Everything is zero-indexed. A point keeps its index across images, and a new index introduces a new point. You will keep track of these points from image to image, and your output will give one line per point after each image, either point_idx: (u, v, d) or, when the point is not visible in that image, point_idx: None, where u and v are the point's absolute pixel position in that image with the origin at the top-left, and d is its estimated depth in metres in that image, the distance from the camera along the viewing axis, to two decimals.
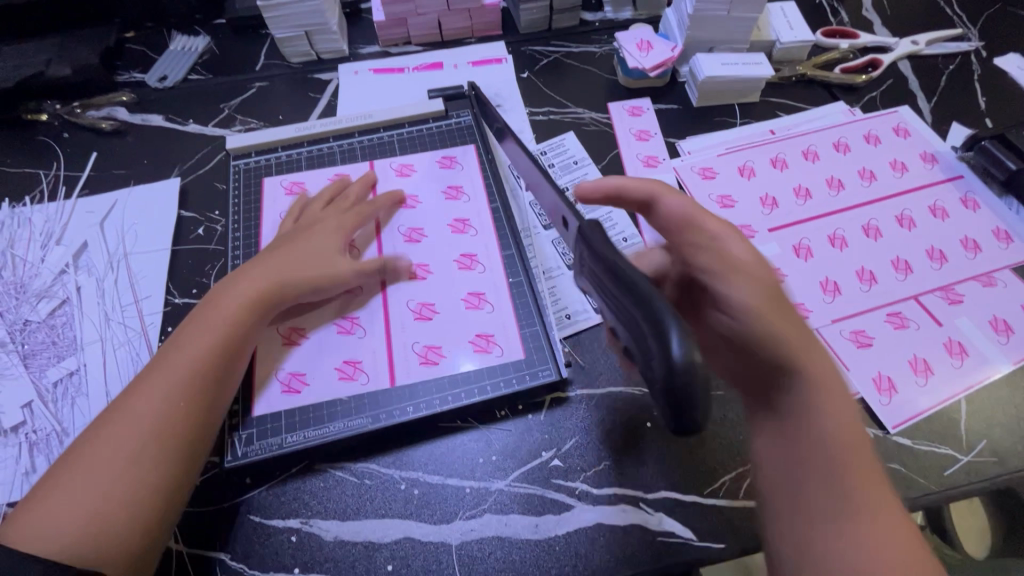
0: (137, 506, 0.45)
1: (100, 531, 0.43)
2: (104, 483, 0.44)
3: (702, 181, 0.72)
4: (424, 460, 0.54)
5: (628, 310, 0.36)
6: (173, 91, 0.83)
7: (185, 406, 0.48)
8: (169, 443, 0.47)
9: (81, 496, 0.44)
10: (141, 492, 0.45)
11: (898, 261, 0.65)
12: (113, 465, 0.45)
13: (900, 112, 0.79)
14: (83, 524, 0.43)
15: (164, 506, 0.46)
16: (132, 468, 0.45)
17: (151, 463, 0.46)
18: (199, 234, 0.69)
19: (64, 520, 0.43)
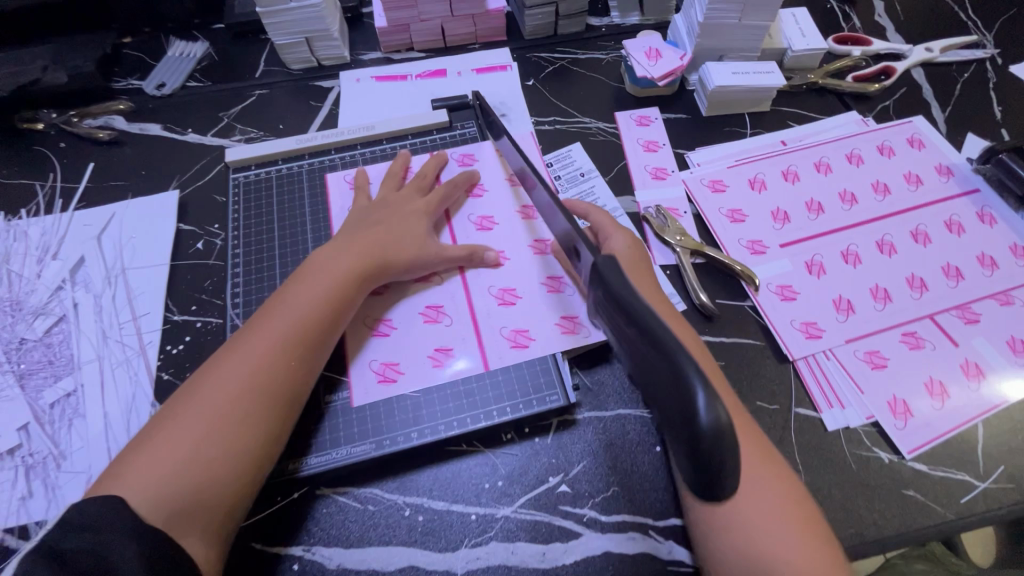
0: (234, 465, 0.46)
1: (200, 486, 0.45)
2: (205, 438, 0.46)
3: (712, 194, 0.71)
4: (429, 485, 0.53)
5: (644, 364, 0.34)
6: (170, 99, 0.82)
7: (283, 371, 0.51)
8: (266, 408, 0.49)
9: (183, 450, 0.46)
10: (240, 450, 0.47)
11: (913, 278, 0.64)
12: (213, 422, 0.47)
13: (915, 122, 0.78)
14: (185, 476, 0.45)
15: (260, 466, 0.48)
16: (232, 428, 0.47)
17: (252, 422, 0.48)
18: (198, 249, 0.68)
19: (167, 472, 0.44)
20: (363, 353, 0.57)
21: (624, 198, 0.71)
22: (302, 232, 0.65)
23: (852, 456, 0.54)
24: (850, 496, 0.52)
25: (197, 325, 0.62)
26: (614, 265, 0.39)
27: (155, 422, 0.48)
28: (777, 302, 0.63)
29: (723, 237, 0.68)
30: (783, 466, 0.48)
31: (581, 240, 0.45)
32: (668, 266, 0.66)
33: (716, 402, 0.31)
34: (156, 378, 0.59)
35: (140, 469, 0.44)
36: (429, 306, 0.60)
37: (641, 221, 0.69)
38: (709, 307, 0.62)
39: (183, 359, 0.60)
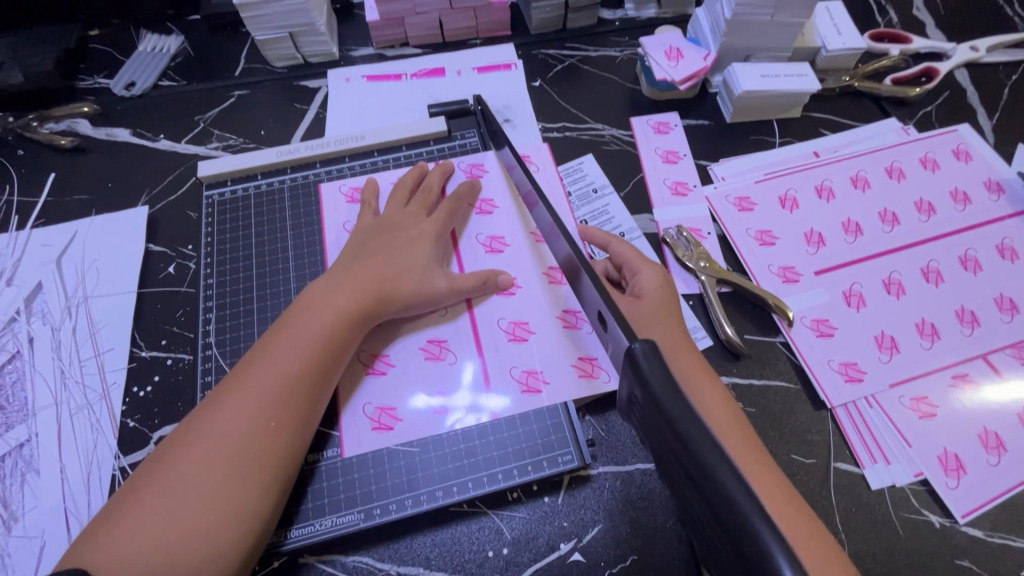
0: (217, 544, 0.40)
1: (177, 571, 0.38)
2: (183, 512, 0.40)
3: (739, 213, 0.64)
4: (426, 553, 0.47)
5: (704, 497, 0.27)
6: (141, 100, 0.74)
7: (278, 428, 0.44)
8: (250, 471, 0.42)
9: (158, 526, 0.39)
10: (224, 526, 0.40)
11: (963, 311, 0.58)
12: (193, 493, 0.40)
13: (960, 130, 0.71)
14: (160, 558, 0.38)
15: (248, 543, 0.41)
16: (214, 499, 0.41)
17: (233, 486, 0.41)
18: (170, 273, 0.61)
19: (139, 552, 0.38)
20: (357, 395, 0.50)
21: (641, 216, 0.65)
22: (284, 260, 0.57)
23: (898, 519, 0.49)
24: (898, 567, 0.47)
25: (167, 362, 0.56)
26: (659, 357, 0.32)
27: (131, 487, 0.42)
28: (813, 339, 0.57)
29: (751, 263, 0.61)
30: (830, 542, 0.42)
31: (608, 314, 0.37)
32: (691, 296, 0.60)
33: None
34: (120, 426, 0.53)
35: (111, 546, 0.38)
36: (432, 340, 0.53)
37: (661, 244, 0.63)
38: (738, 344, 0.55)
39: (150, 403, 0.54)
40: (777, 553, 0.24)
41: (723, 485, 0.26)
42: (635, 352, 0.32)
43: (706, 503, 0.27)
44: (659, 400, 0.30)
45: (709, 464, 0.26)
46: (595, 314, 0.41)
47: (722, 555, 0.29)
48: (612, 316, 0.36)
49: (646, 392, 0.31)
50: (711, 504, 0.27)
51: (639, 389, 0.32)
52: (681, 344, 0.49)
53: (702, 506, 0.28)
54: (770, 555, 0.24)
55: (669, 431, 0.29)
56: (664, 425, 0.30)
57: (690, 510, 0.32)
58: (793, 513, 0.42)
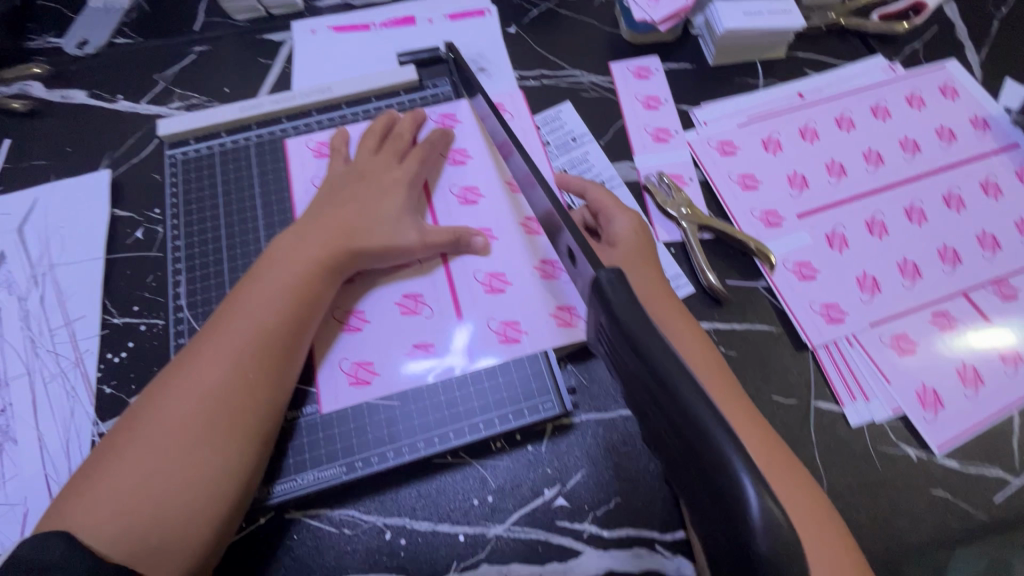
0: (202, 499, 0.40)
1: (165, 524, 0.39)
2: (165, 469, 0.40)
3: (721, 158, 0.62)
4: (412, 503, 0.47)
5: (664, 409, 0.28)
6: (95, 59, 0.70)
7: (258, 382, 0.43)
8: (232, 425, 0.42)
9: (140, 483, 0.39)
10: (208, 481, 0.40)
11: (945, 249, 0.58)
12: (174, 450, 0.40)
13: (947, 66, 0.69)
14: (144, 515, 0.38)
15: (232, 497, 0.41)
16: (196, 456, 0.40)
17: (217, 441, 0.41)
18: (138, 238, 0.59)
19: (121, 510, 0.38)
20: (334, 352, 0.50)
21: (622, 164, 0.63)
22: (254, 219, 0.55)
23: (876, 454, 0.50)
24: (876, 499, 0.48)
25: (141, 328, 0.54)
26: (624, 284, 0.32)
27: (107, 448, 0.41)
28: (794, 282, 0.56)
29: (734, 208, 0.60)
30: (806, 475, 0.43)
31: (579, 250, 0.37)
32: (672, 244, 0.59)
33: (772, 503, 0.24)
34: (96, 393, 0.52)
35: (93, 506, 0.38)
36: (408, 295, 0.52)
37: (642, 191, 0.61)
38: (719, 290, 0.55)
39: (125, 369, 0.53)
40: (737, 465, 0.24)
41: (681, 396, 0.26)
42: (603, 283, 0.32)
43: (669, 420, 0.28)
44: (628, 329, 0.30)
45: (669, 377, 0.27)
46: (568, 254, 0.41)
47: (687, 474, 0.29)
48: (581, 253, 0.37)
49: (611, 318, 0.31)
50: (676, 427, 0.27)
51: (606, 317, 0.32)
52: (660, 289, 0.48)
53: (669, 430, 0.28)
54: (733, 471, 0.24)
55: (637, 359, 0.29)
56: (629, 350, 0.30)
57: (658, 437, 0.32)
58: (769, 445, 0.43)
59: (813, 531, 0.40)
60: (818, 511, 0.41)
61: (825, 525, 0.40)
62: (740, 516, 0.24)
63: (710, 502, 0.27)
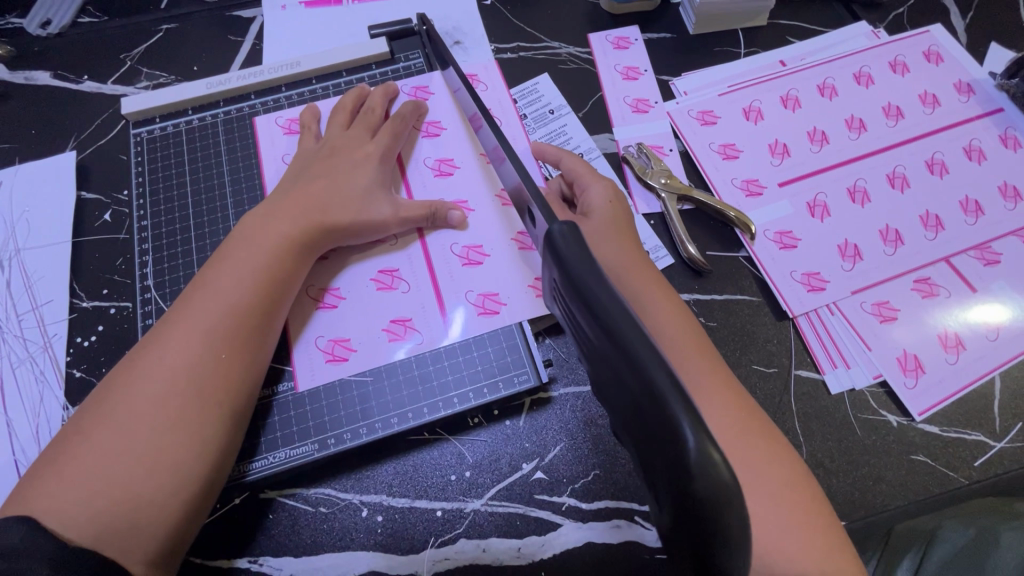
0: (176, 479, 0.39)
1: (135, 505, 0.37)
2: (136, 450, 0.38)
3: (701, 128, 0.61)
4: (388, 480, 0.47)
5: (612, 358, 0.27)
6: (59, 39, 0.68)
7: (230, 360, 0.42)
8: (203, 404, 0.40)
9: (110, 464, 0.38)
10: (182, 461, 0.39)
11: (927, 216, 0.57)
12: (145, 429, 0.39)
13: (932, 31, 0.68)
14: (115, 496, 0.37)
15: (209, 476, 0.40)
16: (168, 436, 0.39)
17: (188, 420, 0.40)
18: (106, 221, 0.58)
19: (91, 492, 0.37)
20: (308, 329, 0.49)
21: (600, 136, 0.62)
22: (222, 197, 0.54)
23: (856, 421, 0.49)
24: (855, 466, 0.48)
25: (110, 311, 0.53)
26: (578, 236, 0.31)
27: (73, 431, 0.39)
28: (775, 251, 0.55)
29: (714, 178, 0.59)
30: (784, 441, 0.42)
31: (539, 212, 0.38)
32: (652, 216, 0.58)
33: (710, 441, 0.23)
34: (66, 377, 0.51)
35: (60, 488, 0.37)
36: (383, 270, 0.51)
37: (621, 163, 0.60)
38: (699, 260, 0.54)
39: (95, 352, 0.52)
40: (674, 403, 0.24)
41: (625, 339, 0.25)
42: (555, 233, 0.31)
43: (616, 367, 0.27)
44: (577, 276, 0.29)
45: (614, 321, 0.26)
46: (530, 218, 0.42)
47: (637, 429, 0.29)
48: (535, 203, 0.38)
49: (563, 270, 0.31)
50: (622, 375, 0.27)
51: (559, 271, 0.31)
52: (635, 258, 0.47)
53: (616, 378, 0.28)
54: (672, 412, 0.23)
55: (586, 311, 0.28)
56: (580, 300, 0.29)
57: (610, 394, 0.32)
58: (742, 413, 0.42)
59: (787, 499, 0.39)
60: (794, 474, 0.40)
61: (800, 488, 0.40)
62: (679, 457, 0.24)
63: (655, 452, 0.27)
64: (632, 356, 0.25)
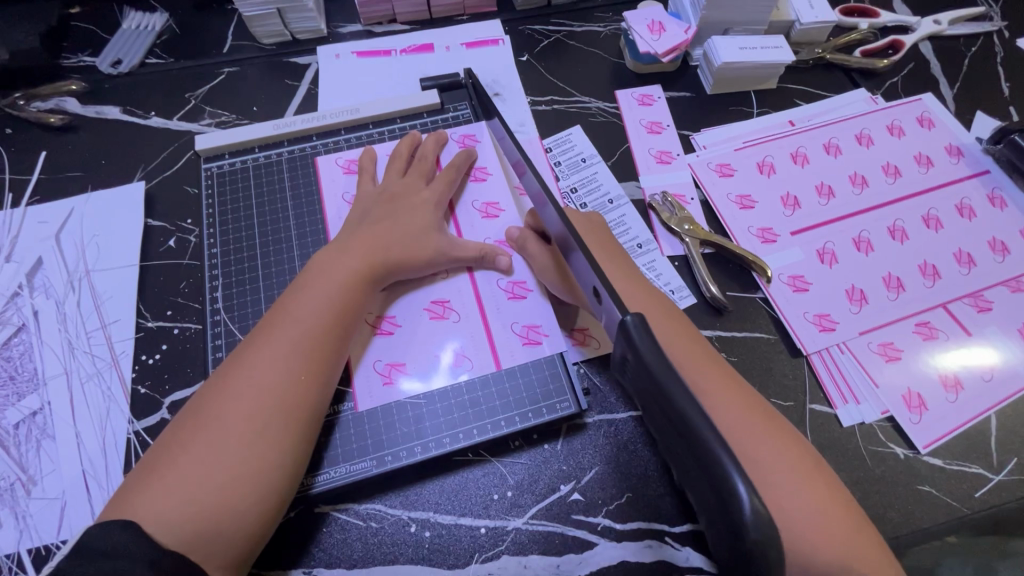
0: (259, 492, 0.42)
1: (224, 515, 0.40)
2: (227, 461, 0.41)
3: (719, 179, 0.67)
4: (435, 498, 0.50)
5: (682, 441, 0.32)
6: (128, 78, 0.74)
7: (309, 382, 0.46)
8: (285, 422, 0.44)
9: (206, 474, 0.41)
10: (266, 474, 0.42)
11: (926, 265, 0.63)
12: (233, 444, 0.42)
13: (924, 99, 0.75)
14: (208, 504, 0.40)
15: (287, 488, 0.44)
16: (256, 451, 0.42)
17: (270, 437, 0.43)
18: (171, 247, 0.62)
19: (185, 501, 0.40)
20: (366, 354, 0.53)
21: (628, 184, 0.68)
22: (286, 230, 0.59)
23: (867, 452, 0.54)
24: (866, 495, 0.52)
25: (174, 331, 0.57)
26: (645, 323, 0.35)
27: (167, 444, 0.43)
28: (789, 294, 0.61)
29: (733, 225, 0.65)
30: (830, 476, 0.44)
31: (603, 290, 0.38)
32: (676, 258, 0.63)
33: (758, 500, 0.28)
34: (131, 392, 0.54)
35: (158, 496, 0.40)
36: (436, 301, 0.55)
37: (647, 209, 0.66)
38: (720, 300, 0.59)
39: (159, 369, 0.55)
40: (736, 479, 0.28)
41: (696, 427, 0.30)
42: (627, 324, 0.34)
43: (685, 443, 0.31)
44: (655, 372, 0.32)
45: (686, 411, 0.30)
46: (590, 288, 0.41)
47: (704, 496, 0.33)
48: (605, 290, 0.37)
49: (639, 361, 0.34)
50: (685, 444, 0.31)
51: (632, 355, 0.34)
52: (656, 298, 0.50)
53: (683, 449, 0.32)
54: (730, 482, 0.28)
55: (658, 393, 0.32)
56: (652, 385, 0.33)
57: (674, 459, 0.36)
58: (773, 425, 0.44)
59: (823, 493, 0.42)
60: (807, 468, 0.42)
61: (815, 480, 0.42)
62: (736, 515, 0.29)
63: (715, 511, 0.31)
64: (700, 439, 0.30)
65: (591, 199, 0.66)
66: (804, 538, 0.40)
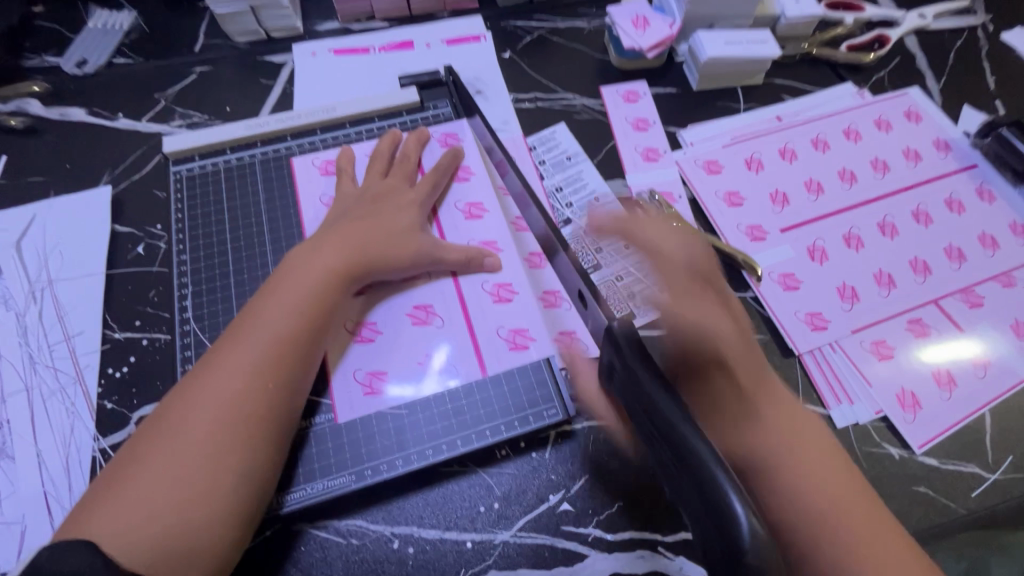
0: (223, 507, 0.40)
1: (186, 532, 0.38)
2: (190, 476, 0.39)
3: (707, 176, 0.66)
4: (419, 512, 0.48)
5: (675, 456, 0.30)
6: (95, 78, 0.71)
7: (277, 390, 0.44)
8: (250, 433, 0.42)
9: (167, 492, 0.39)
10: (231, 489, 0.40)
11: (916, 261, 0.62)
12: (195, 458, 0.40)
13: (910, 93, 0.74)
14: (171, 522, 0.38)
15: (256, 501, 0.42)
16: (220, 464, 0.40)
17: (235, 450, 0.41)
18: (139, 254, 0.59)
19: (145, 518, 0.38)
20: (345, 363, 0.50)
21: (614, 182, 0.66)
22: (259, 236, 0.56)
23: (861, 453, 0.52)
24: None
25: (143, 342, 0.55)
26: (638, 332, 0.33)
27: (127, 457, 0.41)
28: (780, 292, 0.59)
29: (721, 223, 0.63)
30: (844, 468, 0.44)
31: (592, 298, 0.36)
32: None
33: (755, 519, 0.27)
34: (96, 408, 0.52)
35: (115, 514, 0.38)
36: (418, 306, 0.53)
37: None
38: None
39: (127, 383, 0.53)
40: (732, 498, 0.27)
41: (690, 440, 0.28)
42: None
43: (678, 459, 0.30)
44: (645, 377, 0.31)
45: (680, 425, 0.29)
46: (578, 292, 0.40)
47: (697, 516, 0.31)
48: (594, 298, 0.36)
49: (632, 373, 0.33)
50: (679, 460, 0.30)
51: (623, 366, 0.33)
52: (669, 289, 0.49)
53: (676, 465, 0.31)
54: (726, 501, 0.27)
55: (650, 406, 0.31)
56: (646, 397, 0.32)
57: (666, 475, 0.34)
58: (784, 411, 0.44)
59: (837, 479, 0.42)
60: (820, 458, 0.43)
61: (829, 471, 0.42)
62: (731, 539, 0.27)
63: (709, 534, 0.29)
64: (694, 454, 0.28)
65: (577, 197, 0.64)
66: (819, 524, 0.40)
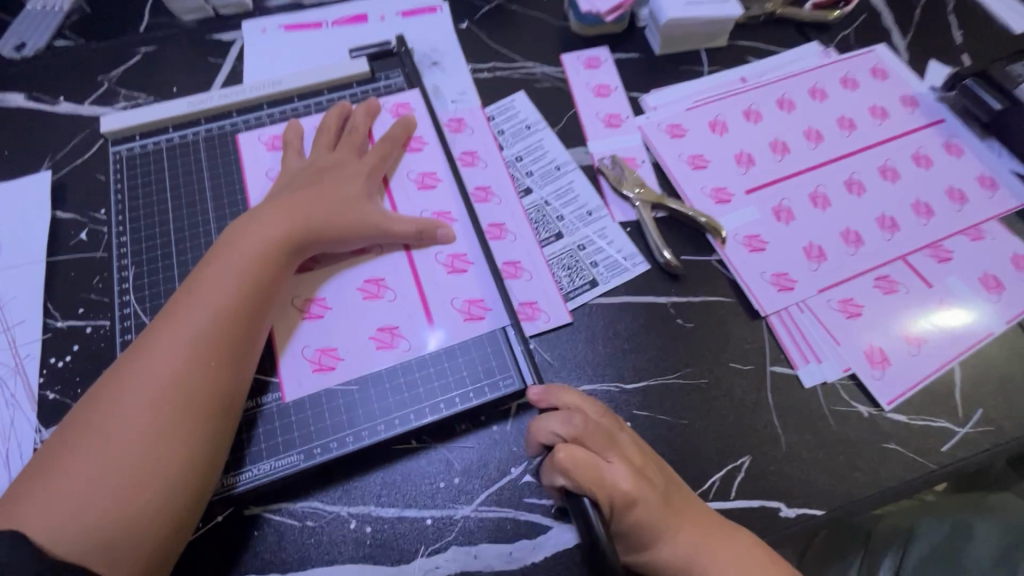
0: (165, 490, 0.38)
1: (125, 517, 0.37)
2: (127, 459, 0.38)
3: (670, 140, 0.64)
4: (377, 491, 0.46)
5: None
6: (34, 62, 0.68)
7: (219, 368, 0.42)
8: (191, 412, 0.40)
9: (102, 477, 0.37)
10: (173, 471, 0.38)
11: (883, 218, 0.60)
12: (132, 440, 0.38)
13: (877, 50, 0.73)
14: (108, 509, 0.36)
15: (201, 482, 0.40)
16: (160, 446, 0.38)
17: (175, 431, 0.39)
18: (82, 240, 0.57)
19: (79, 506, 0.36)
20: (294, 340, 0.49)
21: (576, 149, 0.64)
22: (205, 216, 0.54)
23: (830, 412, 0.51)
24: (830, 456, 0.50)
25: (86, 330, 0.52)
26: None
27: (58, 445, 0.39)
28: (745, 254, 0.58)
29: (685, 187, 0.62)
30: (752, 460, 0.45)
31: None
32: (628, 223, 0.60)
33: None
34: (38, 398, 0.50)
35: (46, 503, 0.36)
36: (370, 280, 0.51)
37: (596, 174, 0.63)
38: (674, 264, 0.56)
39: (71, 372, 0.51)
40: None
41: None
42: None
43: None
44: None
45: None
46: None
47: None
48: None
49: None
50: None
51: None
52: None
53: None
54: None
55: None
56: None
57: None
58: None
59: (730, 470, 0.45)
60: None
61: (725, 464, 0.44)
62: None
63: None
64: None
65: (537, 166, 0.63)
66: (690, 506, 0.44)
